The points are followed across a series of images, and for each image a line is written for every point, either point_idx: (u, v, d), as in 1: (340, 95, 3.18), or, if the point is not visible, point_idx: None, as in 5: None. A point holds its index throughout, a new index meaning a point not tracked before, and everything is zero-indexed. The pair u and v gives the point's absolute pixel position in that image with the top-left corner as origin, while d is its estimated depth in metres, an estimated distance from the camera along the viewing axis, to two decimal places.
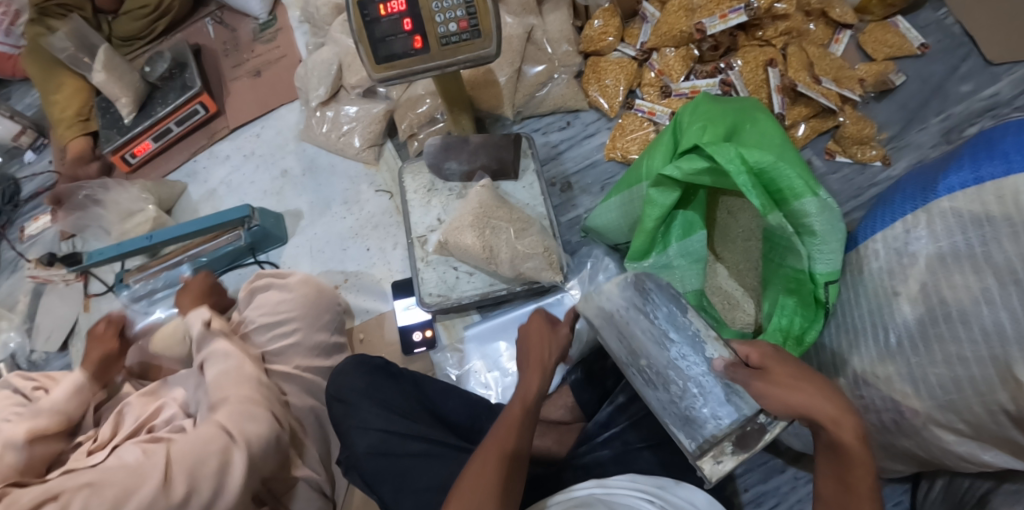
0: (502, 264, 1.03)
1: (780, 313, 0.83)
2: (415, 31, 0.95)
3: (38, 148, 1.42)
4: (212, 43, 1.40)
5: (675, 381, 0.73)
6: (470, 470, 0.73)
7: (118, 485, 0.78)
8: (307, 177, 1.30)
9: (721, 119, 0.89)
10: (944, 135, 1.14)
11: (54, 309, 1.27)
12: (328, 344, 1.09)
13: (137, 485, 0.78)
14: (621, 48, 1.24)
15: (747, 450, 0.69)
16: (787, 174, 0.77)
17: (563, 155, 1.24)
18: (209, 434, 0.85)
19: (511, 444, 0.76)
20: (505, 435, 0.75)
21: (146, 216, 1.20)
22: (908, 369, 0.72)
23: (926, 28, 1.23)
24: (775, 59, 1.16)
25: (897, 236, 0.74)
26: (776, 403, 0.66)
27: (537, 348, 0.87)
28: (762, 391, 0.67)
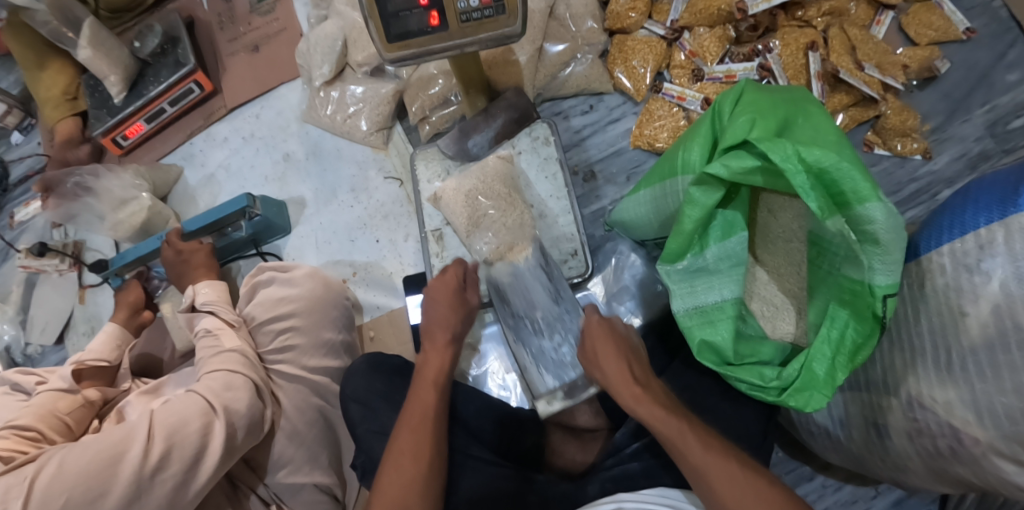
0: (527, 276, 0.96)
1: (829, 324, 0.77)
2: (432, 6, 0.85)
3: (25, 129, 1.33)
4: (206, 15, 1.29)
5: (557, 332, 0.95)
6: (388, 482, 0.72)
7: (99, 444, 0.75)
8: (311, 161, 1.22)
9: (769, 111, 0.81)
10: (988, 128, 1.07)
11: (47, 301, 1.20)
12: (337, 343, 1.01)
13: (117, 452, 0.75)
14: (649, 26, 1.15)
15: (574, 399, 0.91)
16: (851, 175, 0.70)
17: (585, 142, 1.16)
18: (197, 408, 0.82)
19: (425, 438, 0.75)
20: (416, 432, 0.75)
21: (140, 205, 1.13)
22: (972, 395, 0.67)
23: (972, 10, 1.14)
24: (816, 42, 1.07)
25: (968, 252, 0.68)
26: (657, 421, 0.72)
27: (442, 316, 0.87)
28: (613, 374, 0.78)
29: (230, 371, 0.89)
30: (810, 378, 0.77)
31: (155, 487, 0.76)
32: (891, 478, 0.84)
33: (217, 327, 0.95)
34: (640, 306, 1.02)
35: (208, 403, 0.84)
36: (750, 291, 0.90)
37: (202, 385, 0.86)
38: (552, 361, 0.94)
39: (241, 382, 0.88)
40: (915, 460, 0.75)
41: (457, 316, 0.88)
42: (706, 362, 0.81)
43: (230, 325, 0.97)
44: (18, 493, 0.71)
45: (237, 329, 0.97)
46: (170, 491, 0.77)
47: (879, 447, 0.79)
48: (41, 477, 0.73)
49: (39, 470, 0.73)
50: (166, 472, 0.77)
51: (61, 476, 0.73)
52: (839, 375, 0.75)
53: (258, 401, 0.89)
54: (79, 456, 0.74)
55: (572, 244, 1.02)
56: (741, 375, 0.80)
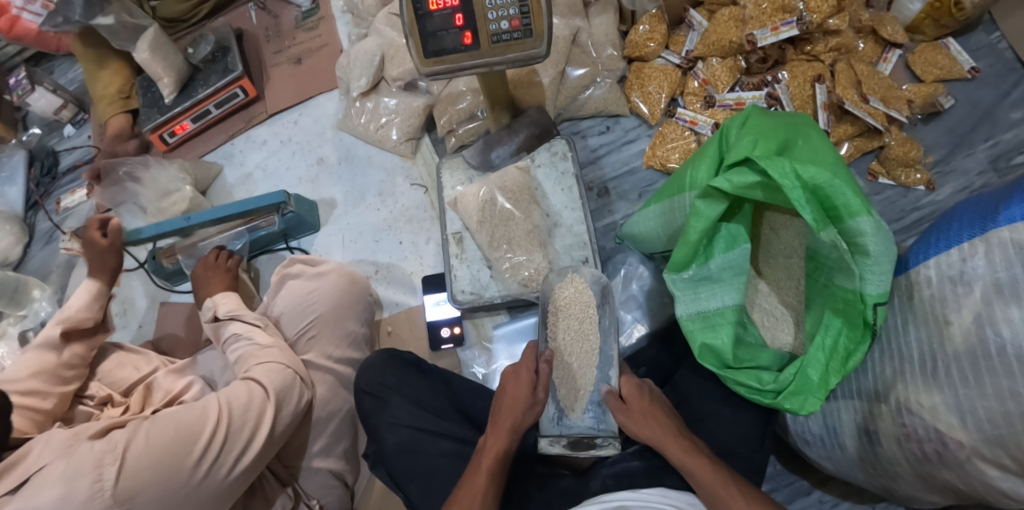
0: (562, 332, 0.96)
1: (824, 333, 0.82)
2: (467, 27, 0.94)
3: (77, 122, 1.43)
4: (254, 29, 1.39)
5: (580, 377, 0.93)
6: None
7: (177, 422, 0.80)
8: (343, 165, 1.30)
9: (772, 133, 0.87)
10: (992, 162, 1.13)
11: (85, 281, 1.29)
12: (359, 335, 1.08)
13: (191, 431, 0.80)
14: (664, 55, 1.22)
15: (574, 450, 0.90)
16: (843, 190, 0.75)
17: (601, 159, 1.23)
18: (254, 398, 0.88)
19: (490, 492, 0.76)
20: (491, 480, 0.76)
21: (182, 196, 1.21)
22: (956, 400, 0.71)
23: (978, 52, 1.20)
24: (823, 75, 1.14)
25: (952, 263, 0.73)
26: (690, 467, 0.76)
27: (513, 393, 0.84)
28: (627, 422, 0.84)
29: (268, 360, 0.94)
30: (805, 382, 0.81)
31: (219, 467, 0.81)
32: (883, 486, 0.87)
33: (245, 330, 1.00)
34: (645, 316, 1.07)
35: (264, 387, 0.90)
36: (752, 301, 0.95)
37: (256, 371, 0.92)
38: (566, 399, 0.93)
39: (284, 370, 0.93)
40: (905, 466, 0.79)
41: (525, 408, 0.83)
42: (706, 363, 0.86)
43: (257, 325, 1.01)
44: (111, 460, 0.74)
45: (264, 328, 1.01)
46: (229, 471, 0.82)
47: (872, 455, 0.83)
48: (131, 447, 0.76)
49: (126, 442, 0.76)
50: (228, 451, 0.82)
51: (146, 448, 0.76)
52: (832, 380, 0.81)
53: (301, 385, 0.95)
54: (159, 432, 0.78)
55: (583, 252, 1.07)
56: (741, 378, 0.84)
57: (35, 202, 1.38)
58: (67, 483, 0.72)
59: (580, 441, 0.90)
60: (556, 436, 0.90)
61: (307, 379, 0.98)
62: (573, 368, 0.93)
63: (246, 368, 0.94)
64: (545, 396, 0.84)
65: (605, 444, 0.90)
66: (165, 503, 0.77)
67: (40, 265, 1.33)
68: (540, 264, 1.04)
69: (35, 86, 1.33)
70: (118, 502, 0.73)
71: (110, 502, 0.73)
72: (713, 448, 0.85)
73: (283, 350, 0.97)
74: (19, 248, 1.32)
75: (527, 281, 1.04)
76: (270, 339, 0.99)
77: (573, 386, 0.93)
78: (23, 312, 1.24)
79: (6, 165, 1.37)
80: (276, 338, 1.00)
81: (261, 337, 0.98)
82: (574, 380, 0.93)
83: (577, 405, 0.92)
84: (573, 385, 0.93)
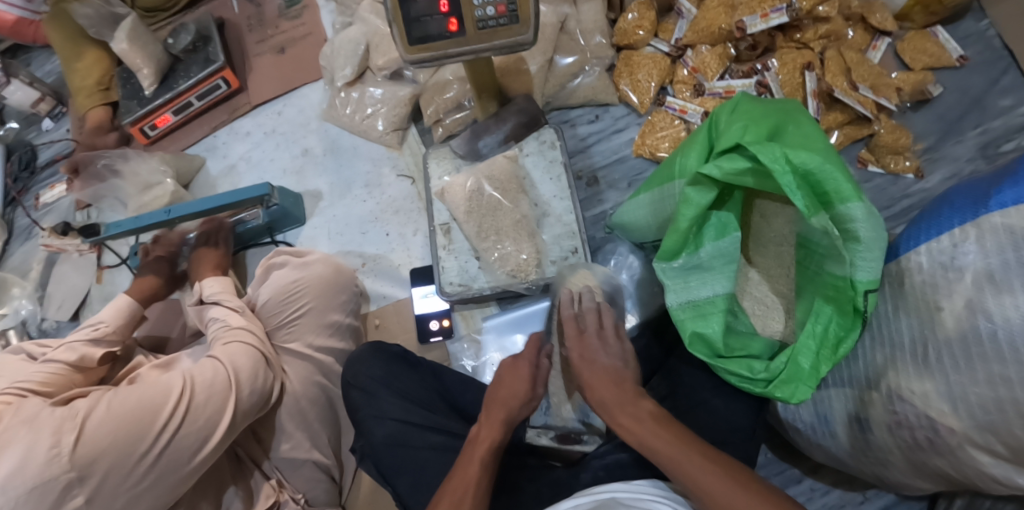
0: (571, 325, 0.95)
1: (815, 320, 0.81)
2: (452, 13, 0.92)
3: (56, 116, 1.40)
4: (236, 18, 1.36)
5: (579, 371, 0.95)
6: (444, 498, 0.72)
7: (138, 395, 0.78)
8: (328, 156, 1.28)
9: (762, 120, 0.86)
10: (981, 150, 1.12)
11: (66, 278, 1.27)
12: (343, 325, 1.06)
13: (152, 402, 0.78)
14: (654, 43, 1.22)
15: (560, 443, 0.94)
16: (834, 175, 0.74)
17: (590, 149, 1.21)
18: (219, 378, 0.85)
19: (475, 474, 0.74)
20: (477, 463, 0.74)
21: (164, 190, 1.18)
22: (947, 387, 0.70)
23: (967, 39, 1.20)
24: (812, 62, 1.13)
25: (943, 249, 0.72)
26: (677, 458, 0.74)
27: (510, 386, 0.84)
28: None
29: (240, 341, 0.92)
30: (795, 371, 0.81)
31: (180, 440, 0.79)
32: (874, 473, 0.86)
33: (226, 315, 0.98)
34: (636, 307, 1.06)
35: (229, 367, 0.88)
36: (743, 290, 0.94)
37: (223, 350, 0.90)
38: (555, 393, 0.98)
39: (251, 351, 0.92)
40: (896, 452, 0.79)
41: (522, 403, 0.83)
42: (697, 352, 0.85)
43: (236, 310, 0.99)
44: (70, 428, 0.73)
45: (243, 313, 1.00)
46: (191, 445, 0.80)
47: (863, 442, 0.82)
48: (90, 417, 0.75)
49: (87, 410, 0.75)
50: (189, 428, 0.80)
51: (105, 418, 0.75)
52: (823, 368, 0.80)
53: (267, 369, 0.93)
54: (120, 404, 0.77)
55: (572, 242, 1.05)
56: (732, 367, 0.83)
57: (14, 197, 1.35)
58: (28, 441, 0.71)
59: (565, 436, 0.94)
60: (543, 430, 0.95)
61: (276, 371, 0.96)
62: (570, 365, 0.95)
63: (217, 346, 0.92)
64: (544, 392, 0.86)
65: (590, 440, 0.94)
66: (123, 476, 0.75)
67: (19, 262, 1.30)
68: (528, 254, 1.02)
69: (12, 79, 1.29)
70: (75, 469, 0.72)
71: (68, 467, 0.71)
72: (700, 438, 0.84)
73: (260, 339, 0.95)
74: None
75: (516, 272, 1.02)
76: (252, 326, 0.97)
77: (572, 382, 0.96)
78: (4, 310, 1.23)
79: None
80: (258, 326, 0.98)
81: (233, 320, 0.96)
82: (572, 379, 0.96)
83: (565, 402, 0.97)
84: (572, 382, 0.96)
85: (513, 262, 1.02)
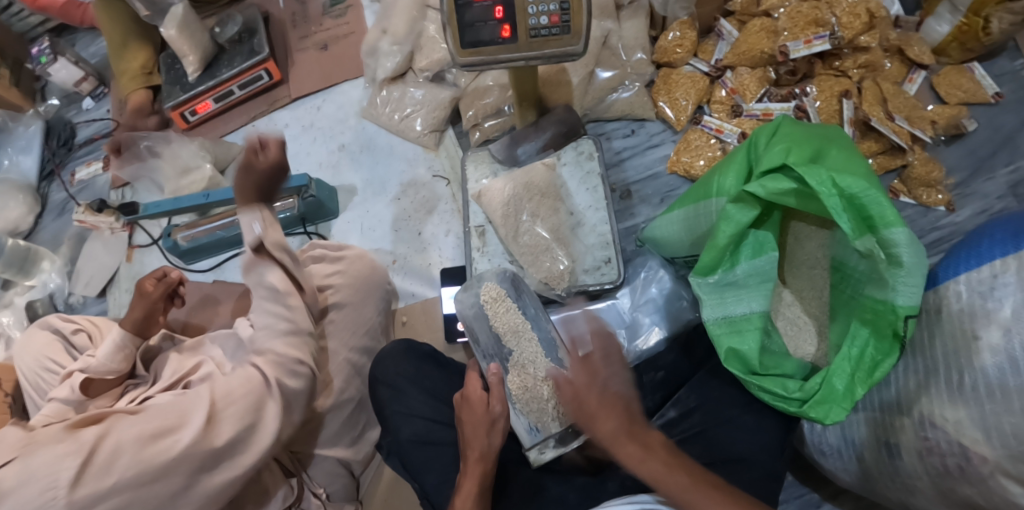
0: (522, 342, 0.96)
1: (851, 342, 0.81)
2: (506, 20, 0.95)
3: (97, 96, 1.42)
4: (281, 12, 1.39)
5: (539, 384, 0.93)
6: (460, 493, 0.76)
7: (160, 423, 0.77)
8: (364, 153, 1.29)
9: (805, 142, 0.87)
10: (1011, 188, 1.13)
11: (95, 255, 1.27)
12: (374, 324, 1.07)
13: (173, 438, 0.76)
14: (695, 63, 1.24)
15: (565, 445, 0.90)
16: (878, 199, 0.76)
17: (624, 163, 1.22)
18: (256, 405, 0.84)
19: (481, 444, 0.79)
20: (481, 434, 0.79)
21: (201, 175, 1.20)
22: (982, 415, 0.71)
23: (1002, 77, 1.21)
24: (849, 91, 1.14)
25: (982, 280, 0.74)
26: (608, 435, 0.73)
27: (477, 401, 0.82)
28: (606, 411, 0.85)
29: (278, 351, 0.88)
30: (829, 392, 0.81)
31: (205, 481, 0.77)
32: (899, 501, 0.86)
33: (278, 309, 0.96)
34: (664, 320, 1.07)
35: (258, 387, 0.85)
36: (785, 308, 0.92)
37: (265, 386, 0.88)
38: (531, 405, 0.92)
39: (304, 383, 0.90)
40: (924, 480, 0.78)
41: (488, 432, 0.80)
42: (731, 368, 0.86)
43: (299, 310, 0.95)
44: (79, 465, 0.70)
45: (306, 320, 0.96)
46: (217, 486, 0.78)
47: (890, 466, 0.83)
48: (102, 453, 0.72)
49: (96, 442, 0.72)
50: (224, 467, 0.79)
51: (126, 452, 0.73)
52: (857, 391, 0.80)
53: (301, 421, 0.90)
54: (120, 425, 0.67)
55: (605, 252, 1.06)
56: (765, 384, 0.84)
57: (50, 173, 1.37)
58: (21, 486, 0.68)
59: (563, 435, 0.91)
60: (542, 443, 0.90)
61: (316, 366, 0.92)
62: (535, 371, 0.94)
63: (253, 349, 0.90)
64: (501, 409, 0.82)
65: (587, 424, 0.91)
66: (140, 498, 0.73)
67: (50, 237, 1.32)
68: (560, 262, 1.04)
69: (58, 56, 1.31)
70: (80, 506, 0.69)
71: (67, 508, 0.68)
72: (729, 454, 0.84)
73: (298, 337, 0.90)
74: (30, 219, 1.32)
75: (548, 279, 1.03)
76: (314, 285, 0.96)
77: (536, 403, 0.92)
78: (32, 282, 1.26)
79: (23, 135, 1.36)
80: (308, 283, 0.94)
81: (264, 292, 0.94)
82: (538, 388, 0.92)
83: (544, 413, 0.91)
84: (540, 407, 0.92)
85: (546, 270, 1.03)
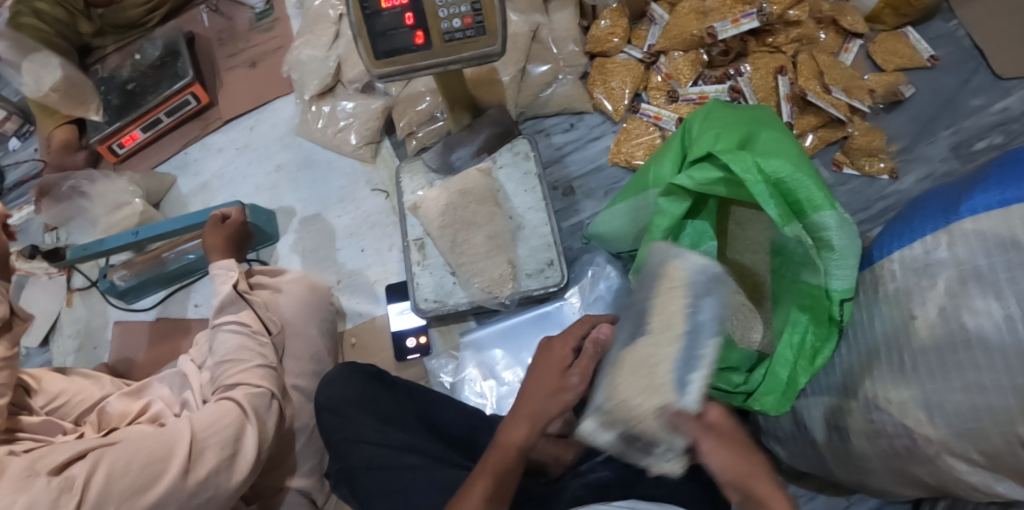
0: (666, 343, 0.61)
1: (791, 330, 0.79)
2: (418, 26, 0.92)
3: (23, 135, 1.37)
4: (206, 33, 1.34)
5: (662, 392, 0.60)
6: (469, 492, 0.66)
7: (144, 446, 0.76)
8: (301, 172, 1.26)
9: (732, 129, 0.86)
10: (954, 150, 1.12)
11: (35, 302, 1.24)
12: (320, 346, 1.05)
13: (160, 465, 0.75)
14: (628, 50, 1.21)
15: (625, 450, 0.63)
16: (805, 183, 0.75)
17: (566, 158, 1.19)
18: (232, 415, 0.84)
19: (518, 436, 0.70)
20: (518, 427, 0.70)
21: (133, 209, 1.16)
22: (924, 394, 0.69)
23: (937, 39, 1.20)
24: (785, 67, 1.13)
25: (915, 256, 0.72)
26: (722, 467, 0.59)
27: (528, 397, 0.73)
28: (708, 451, 0.59)
29: (254, 383, 0.89)
30: (773, 382, 0.79)
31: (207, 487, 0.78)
32: (855, 481, 0.86)
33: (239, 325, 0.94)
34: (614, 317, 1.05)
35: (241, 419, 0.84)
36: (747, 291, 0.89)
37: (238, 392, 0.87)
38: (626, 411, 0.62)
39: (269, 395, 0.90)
40: (875, 461, 0.77)
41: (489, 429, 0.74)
42: None
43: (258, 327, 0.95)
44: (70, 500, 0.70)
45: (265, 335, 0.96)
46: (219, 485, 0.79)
47: (843, 450, 0.81)
48: (91, 484, 0.71)
49: (84, 479, 0.71)
50: (226, 470, 0.80)
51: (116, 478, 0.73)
52: (800, 379, 0.78)
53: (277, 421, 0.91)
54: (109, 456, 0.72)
55: (548, 254, 1.03)
56: (710, 379, 0.83)
57: None
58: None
59: (638, 440, 0.62)
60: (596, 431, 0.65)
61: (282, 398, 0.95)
62: (658, 378, 0.61)
63: (222, 383, 0.89)
64: (574, 383, 0.73)
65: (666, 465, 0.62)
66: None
67: None
68: (503, 268, 1.01)
69: None
70: None
71: None
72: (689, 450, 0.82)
73: (268, 371, 0.92)
74: None
75: (491, 286, 1.01)
76: (279, 325, 1.00)
77: (623, 405, 0.62)
78: None
79: None
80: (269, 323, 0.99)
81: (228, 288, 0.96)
82: (653, 394, 0.60)
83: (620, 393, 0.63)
84: (626, 413, 0.61)
85: (489, 277, 1.01)
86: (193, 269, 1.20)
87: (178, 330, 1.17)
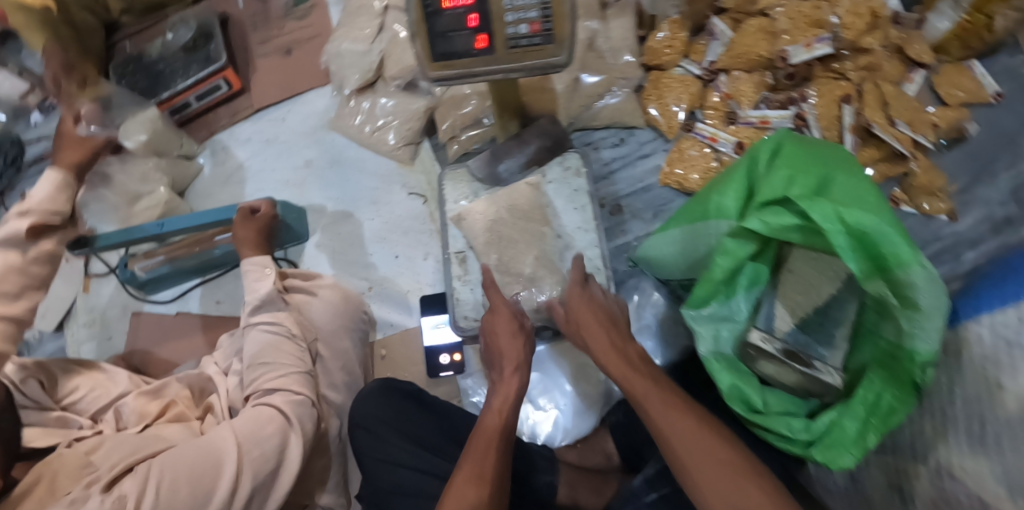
0: None
1: (866, 386, 0.76)
2: (481, 29, 0.86)
3: (46, 109, 1.30)
4: (240, 14, 1.27)
5: None
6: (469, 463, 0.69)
7: (191, 459, 0.72)
8: (333, 169, 1.20)
9: (809, 169, 0.81)
10: (1014, 193, 1.08)
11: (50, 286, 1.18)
12: (351, 356, 0.98)
13: (209, 481, 0.71)
14: (685, 64, 1.15)
15: None
16: (892, 236, 0.69)
17: (614, 175, 1.14)
18: (272, 423, 0.79)
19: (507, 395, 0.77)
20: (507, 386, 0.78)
21: (156, 198, 1.11)
22: (1004, 469, 0.64)
23: (1003, 74, 1.15)
24: (850, 95, 1.07)
25: (1008, 324, 0.67)
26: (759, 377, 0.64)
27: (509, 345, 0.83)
28: None
29: (293, 390, 0.84)
30: (839, 435, 0.75)
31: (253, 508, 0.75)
32: None
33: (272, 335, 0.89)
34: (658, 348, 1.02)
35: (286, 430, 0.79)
36: (814, 340, 0.83)
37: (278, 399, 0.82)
38: None
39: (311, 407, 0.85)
40: None
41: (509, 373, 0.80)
42: (734, 407, 0.80)
43: (286, 334, 0.89)
44: None
45: (296, 341, 0.90)
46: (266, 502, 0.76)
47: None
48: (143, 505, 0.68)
49: (137, 499, 0.68)
50: (277, 481, 0.77)
51: (162, 501, 0.69)
52: (870, 438, 0.74)
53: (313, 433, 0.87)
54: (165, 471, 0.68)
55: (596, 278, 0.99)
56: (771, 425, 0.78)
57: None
58: None
59: None
60: None
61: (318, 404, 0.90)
62: None
63: (259, 388, 0.85)
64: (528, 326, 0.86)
65: None
66: None
67: None
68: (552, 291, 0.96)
69: None
70: None
71: None
72: None
73: (306, 377, 0.87)
74: None
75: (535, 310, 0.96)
76: (312, 334, 0.94)
77: None
78: None
79: None
80: (303, 331, 0.92)
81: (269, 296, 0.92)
82: None
83: None
84: None
85: (531, 301, 0.96)
86: (218, 266, 1.15)
87: (202, 326, 1.12)
